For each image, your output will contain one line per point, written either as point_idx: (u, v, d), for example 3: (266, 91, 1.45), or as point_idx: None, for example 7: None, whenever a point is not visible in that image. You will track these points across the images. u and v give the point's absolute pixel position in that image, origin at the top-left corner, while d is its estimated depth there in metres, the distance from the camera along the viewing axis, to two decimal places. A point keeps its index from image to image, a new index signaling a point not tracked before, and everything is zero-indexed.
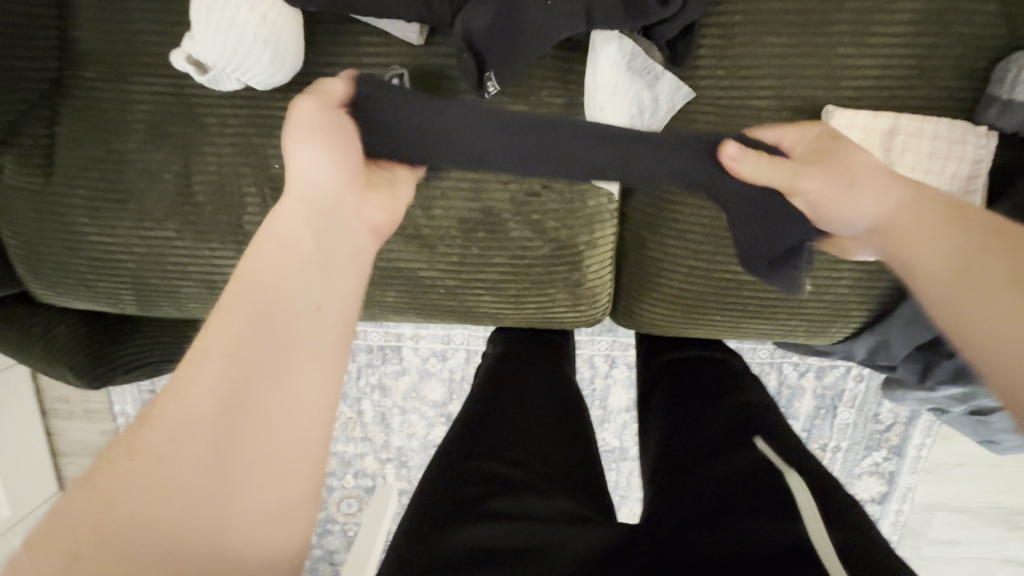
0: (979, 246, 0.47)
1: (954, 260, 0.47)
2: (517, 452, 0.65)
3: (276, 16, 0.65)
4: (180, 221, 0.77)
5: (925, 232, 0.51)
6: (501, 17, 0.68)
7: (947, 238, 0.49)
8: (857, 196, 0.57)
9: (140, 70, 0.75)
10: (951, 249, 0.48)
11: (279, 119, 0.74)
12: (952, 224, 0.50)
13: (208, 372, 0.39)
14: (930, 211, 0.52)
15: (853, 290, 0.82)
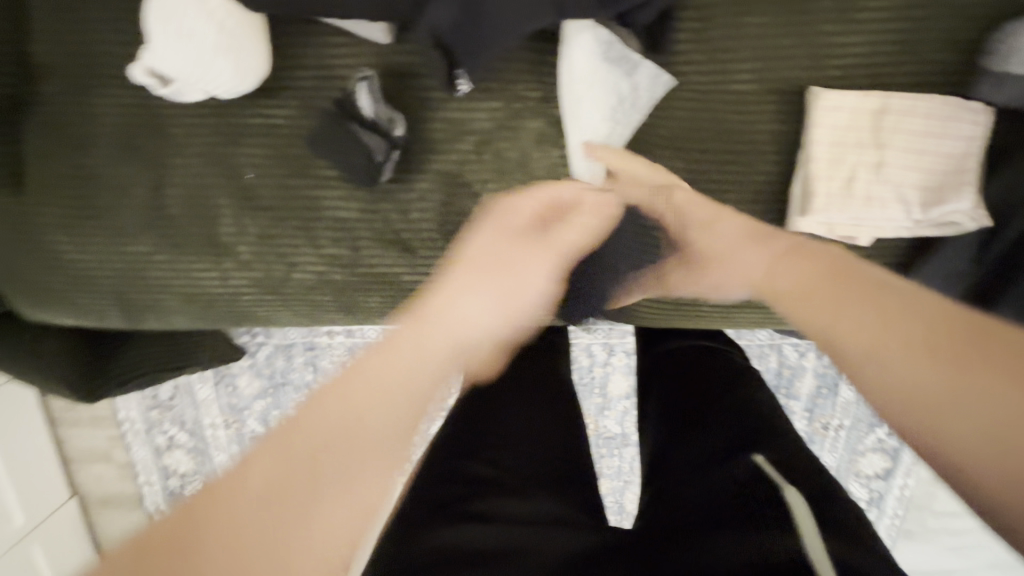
0: (942, 351, 0.37)
1: (904, 375, 0.37)
2: (504, 456, 0.65)
3: (235, 23, 0.64)
4: (157, 235, 0.76)
5: (863, 333, 0.40)
6: (467, 11, 0.65)
7: (911, 364, 0.37)
8: (822, 301, 0.43)
9: (104, 82, 0.73)
10: (928, 367, 0.36)
11: (248, 127, 0.72)
12: (908, 318, 0.39)
13: (337, 409, 0.39)
14: (821, 292, 0.43)
15: None
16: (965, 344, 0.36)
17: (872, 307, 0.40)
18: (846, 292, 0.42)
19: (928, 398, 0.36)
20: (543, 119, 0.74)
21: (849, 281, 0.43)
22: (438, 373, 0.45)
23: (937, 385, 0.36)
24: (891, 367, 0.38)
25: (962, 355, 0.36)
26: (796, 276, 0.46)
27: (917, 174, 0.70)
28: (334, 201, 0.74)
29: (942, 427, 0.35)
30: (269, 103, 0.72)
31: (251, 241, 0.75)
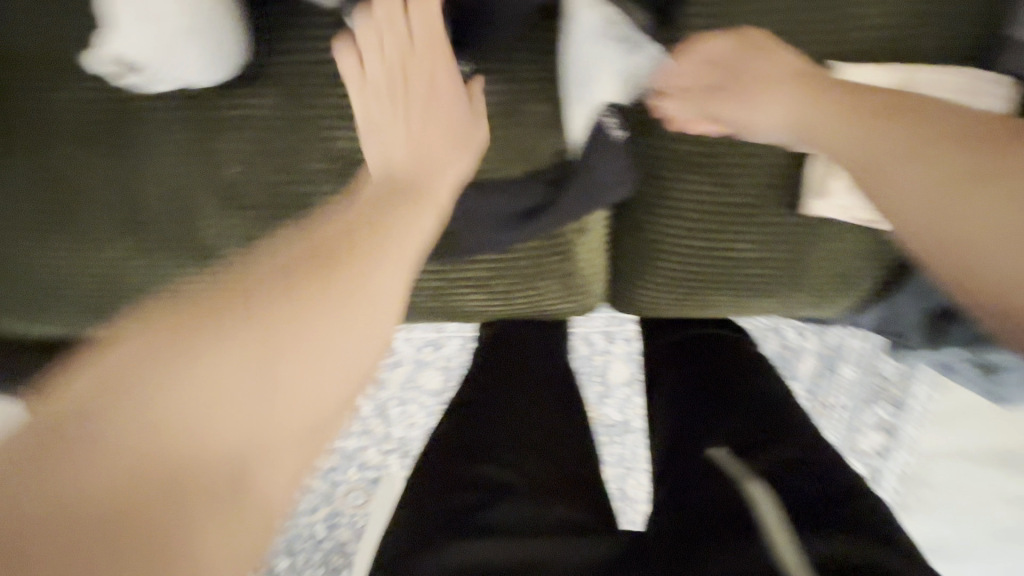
0: (972, 150, 0.51)
1: (942, 216, 0.50)
2: (511, 455, 0.60)
3: (201, 8, 0.58)
4: (132, 239, 0.70)
5: (903, 167, 0.53)
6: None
7: (932, 186, 0.51)
8: (900, 156, 0.53)
9: (64, 73, 0.66)
10: (946, 196, 0.50)
11: (227, 119, 0.67)
12: (943, 155, 0.51)
13: (228, 350, 0.41)
14: (900, 150, 0.53)
15: (858, 261, 0.77)
16: (995, 164, 0.49)
17: (924, 150, 0.52)
18: (912, 143, 0.53)
19: (970, 232, 0.48)
20: (546, 104, 0.69)
21: (890, 124, 0.55)
22: (310, 383, 0.42)
23: (971, 210, 0.48)
24: (937, 214, 0.50)
25: (977, 155, 0.50)
26: (887, 131, 0.55)
27: None
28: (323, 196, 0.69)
29: (970, 251, 0.48)
30: (247, 93, 0.66)
31: (235, 242, 0.70)
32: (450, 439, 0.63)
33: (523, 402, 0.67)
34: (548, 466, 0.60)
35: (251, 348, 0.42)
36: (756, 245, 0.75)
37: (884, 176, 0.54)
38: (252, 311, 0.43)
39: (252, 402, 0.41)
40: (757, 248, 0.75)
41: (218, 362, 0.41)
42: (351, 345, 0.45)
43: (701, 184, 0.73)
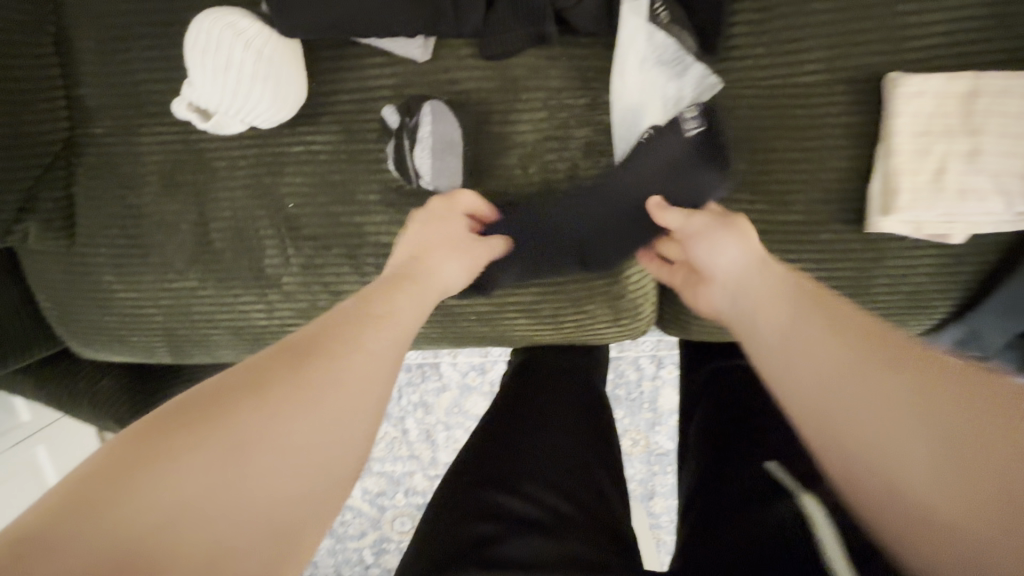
0: (887, 407, 0.34)
1: (803, 385, 0.40)
2: (528, 484, 0.56)
3: (271, 50, 0.61)
4: (202, 270, 0.75)
5: (808, 353, 0.41)
6: None
7: (848, 374, 0.37)
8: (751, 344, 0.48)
9: (148, 120, 0.73)
10: (839, 369, 0.38)
11: (289, 155, 0.71)
12: (870, 383, 0.36)
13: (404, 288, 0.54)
14: (785, 320, 0.44)
15: (935, 280, 0.71)
16: (838, 352, 0.39)
17: (815, 346, 0.41)
18: (850, 355, 0.38)
19: (852, 395, 0.36)
20: (591, 127, 0.69)
21: (796, 306, 0.45)
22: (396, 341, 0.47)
23: (859, 415, 0.35)
24: (778, 363, 0.43)
25: (885, 383, 0.35)
26: (775, 320, 0.45)
27: (1019, 161, 0.62)
28: (377, 226, 0.71)
29: (848, 434, 0.36)
30: (308, 130, 0.70)
31: (295, 270, 0.73)
32: (468, 461, 0.59)
33: (549, 424, 0.63)
34: (567, 494, 0.56)
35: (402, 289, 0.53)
36: (818, 265, 0.71)
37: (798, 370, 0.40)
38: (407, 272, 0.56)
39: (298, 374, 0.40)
40: (817, 266, 0.71)
41: (403, 292, 0.53)
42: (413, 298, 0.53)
43: (751, 202, 0.70)
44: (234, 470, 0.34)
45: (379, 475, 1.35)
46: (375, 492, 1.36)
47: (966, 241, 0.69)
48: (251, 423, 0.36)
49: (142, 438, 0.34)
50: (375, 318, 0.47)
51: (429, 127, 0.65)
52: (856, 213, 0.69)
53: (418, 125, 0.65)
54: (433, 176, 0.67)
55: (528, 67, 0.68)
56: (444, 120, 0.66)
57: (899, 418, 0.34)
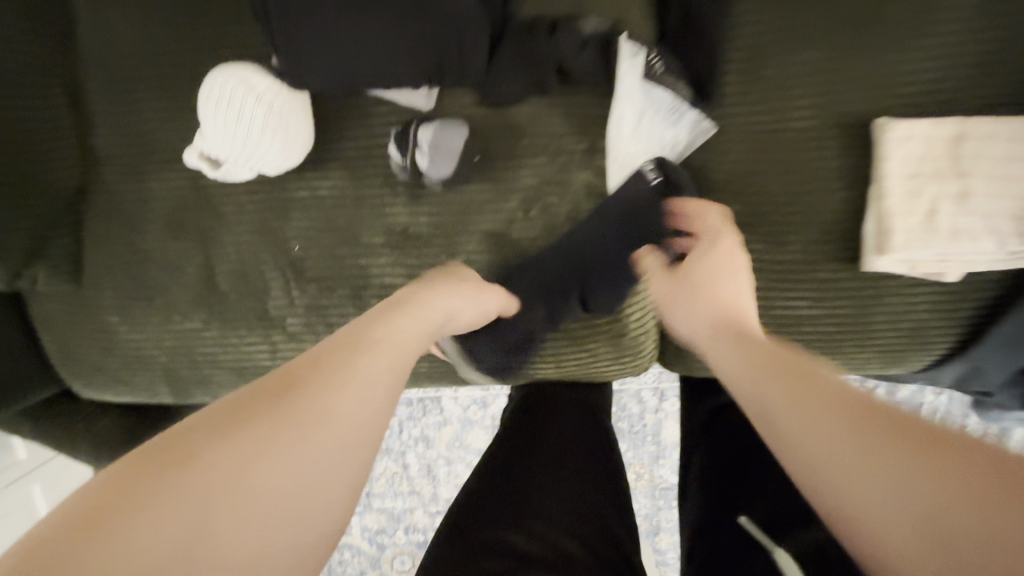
0: (873, 458, 0.33)
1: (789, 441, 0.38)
2: (539, 521, 0.53)
3: (282, 102, 0.64)
4: (207, 311, 0.76)
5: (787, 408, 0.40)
6: None
7: (830, 433, 0.36)
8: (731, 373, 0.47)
9: (159, 167, 0.75)
10: (822, 425, 0.37)
11: (295, 199, 0.73)
12: (855, 433, 0.35)
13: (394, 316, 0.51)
14: (758, 377, 0.44)
15: (934, 317, 0.72)
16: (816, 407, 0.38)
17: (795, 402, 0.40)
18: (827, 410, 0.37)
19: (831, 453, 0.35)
20: (591, 171, 0.71)
21: (771, 364, 0.45)
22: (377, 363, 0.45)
23: (841, 472, 0.34)
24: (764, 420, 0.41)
25: (862, 437, 0.34)
26: (751, 377, 0.45)
27: (1008, 203, 0.64)
28: (381, 268, 0.72)
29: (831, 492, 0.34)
30: (314, 176, 0.72)
31: (298, 311, 0.74)
32: (474, 497, 0.56)
33: (549, 450, 0.62)
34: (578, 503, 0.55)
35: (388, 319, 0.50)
36: (817, 303, 0.72)
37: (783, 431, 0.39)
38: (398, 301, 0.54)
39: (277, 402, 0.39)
40: (816, 304, 0.72)
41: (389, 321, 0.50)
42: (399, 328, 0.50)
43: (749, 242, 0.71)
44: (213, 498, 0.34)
45: (379, 513, 1.33)
46: (374, 530, 1.33)
47: (961, 279, 0.70)
48: (233, 449, 0.36)
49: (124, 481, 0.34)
50: (358, 348, 0.45)
51: (430, 131, 0.67)
52: (853, 252, 0.70)
53: (420, 130, 0.67)
54: (429, 175, 0.69)
55: (528, 114, 0.70)
56: (454, 131, 0.68)
57: (886, 470, 0.33)
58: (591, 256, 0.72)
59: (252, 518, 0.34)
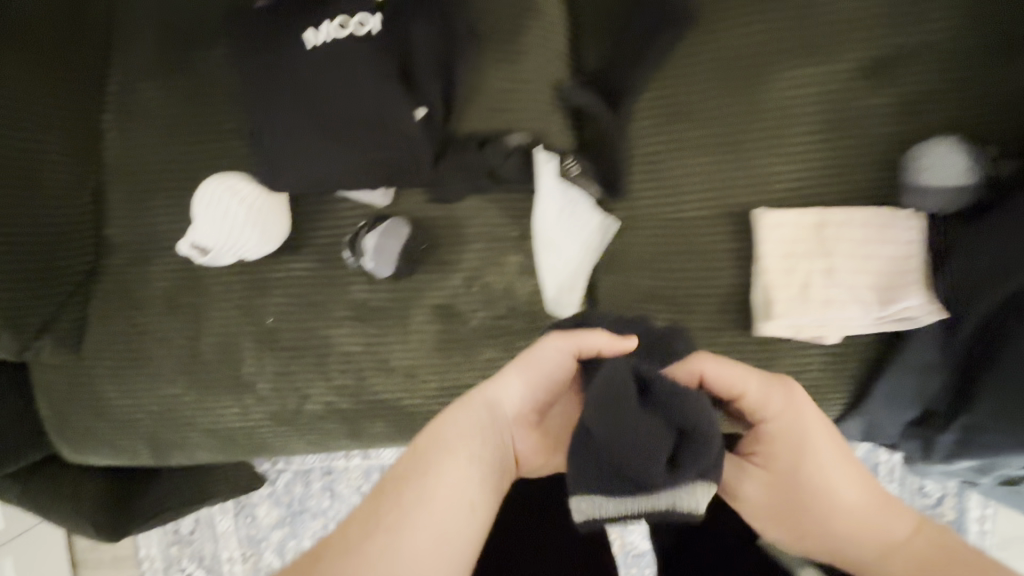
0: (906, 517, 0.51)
1: (858, 513, 0.52)
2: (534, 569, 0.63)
3: (261, 202, 0.77)
4: (189, 378, 0.86)
5: (850, 490, 0.52)
6: (439, 44, 0.76)
7: (879, 521, 0.51)
8: (821, 442, 0.53)
9: (158, 253, 0.88)
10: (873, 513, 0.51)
11: (271, 279, 0.84)
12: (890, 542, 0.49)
13: (484, 397, 0.54)
14: (843, 457, 0.53)
15: (828, 376, 0.82)
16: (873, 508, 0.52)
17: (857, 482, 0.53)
18: (866, 495, 0.53)
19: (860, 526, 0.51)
20: (523, 254, 0.83)
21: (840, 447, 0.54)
22: (479, 442, 0.52)
23: (890, 535, 0.50)
24: (836, 491, 0.52)
25: (899, 523, 0.51)
26: (828, 448, 0.53)
27: (868, 277, 0.77)
28: (342, 338, 0.83)
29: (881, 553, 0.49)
30: (287, 260, 0.84)
31: (270, 376, 0.84)
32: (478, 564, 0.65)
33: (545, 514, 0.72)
34: None
35: (482, 397, 0.54)
36: None
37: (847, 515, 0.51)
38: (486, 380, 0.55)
39: (412, 480, 0.49)
40: None
41: (483, 396, 0.54)
42: (483, 408, 0.53)
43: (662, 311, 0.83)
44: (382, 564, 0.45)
45: None
46: None
47: (844, 342, 0.81)
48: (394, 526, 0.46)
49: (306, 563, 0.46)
50: (463, 423, 0.52)
51: (373, 239, 0.78)
52: (749, 319, 0.82)
53: (365, 237, 0.79)
54: (375, 274, 0.80)
55: (469, 208, 0.83)
56: (393, 235, 0.79)
57: (881, 534, 0.50)
58: (526, 326, 0.83)
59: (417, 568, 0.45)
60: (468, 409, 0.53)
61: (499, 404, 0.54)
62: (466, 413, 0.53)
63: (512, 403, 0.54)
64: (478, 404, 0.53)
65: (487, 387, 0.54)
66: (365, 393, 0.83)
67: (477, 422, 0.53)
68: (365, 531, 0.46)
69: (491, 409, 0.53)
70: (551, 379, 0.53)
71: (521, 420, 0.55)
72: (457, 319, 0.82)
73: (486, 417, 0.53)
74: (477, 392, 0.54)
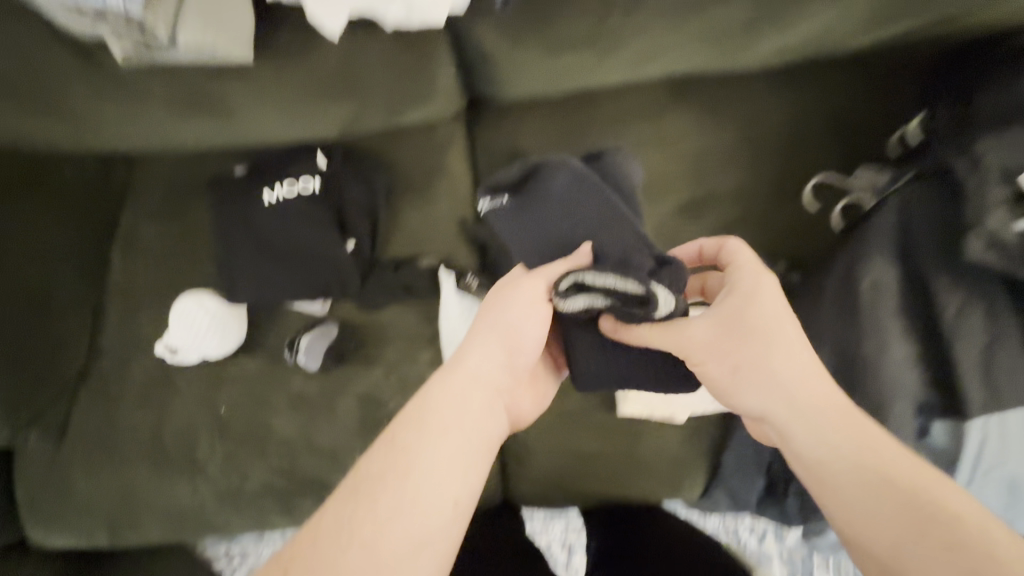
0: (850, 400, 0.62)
1: (807, 376, 0.63)
2: None
3: (220, 312, 0.99)
4: (149, 462, 1.01)
5: (805, 359, 0.64)
6: (366, 195, 1.04)
7: (825, 392, 0.62)
8: (771, 316, 0.65)
9: (138, 355, 1.07)
10: (818, 380, 0.63)
11: (227, 375, 1.03)
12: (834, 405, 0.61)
13: (469, 358, 0.67)
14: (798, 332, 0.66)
15: (687, 448, 0.98)
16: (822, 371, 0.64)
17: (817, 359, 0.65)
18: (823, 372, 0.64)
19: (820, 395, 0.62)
20: (433, 351, 1.02)
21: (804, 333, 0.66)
22: (471, 398, 0.65)
23: (833, 407, 0.61)
24: (786, 352, 0.64)
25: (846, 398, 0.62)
26: (791, 328, 0.65)
27: None
28: (281, 424, 1.00)
29: (819, 415, 0.61)
30: (241, 359, 1.03)
31: (219, 458, 1.00)
32: None
33: None
34: None
35: (467, 361, 0.67)
36: (600, 441, 0.99)
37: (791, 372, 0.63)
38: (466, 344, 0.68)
39: (415, 435, 0.62)
40: (599, 444, 0.98)
41: (466, 360, 0.67)
42: (472, 368, 0.67)
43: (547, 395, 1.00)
44: (404, 505, 0.57)
45: None
46: None
47: (695, 418, 0.98)
48: (404, 474, 0.59)
49: (335, 515, 0.57)
50: (453, 383, 0.66)
51: (305, 338, 0.98)
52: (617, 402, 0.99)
53: (299, 338, 0.99)
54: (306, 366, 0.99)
55: (390, 314, 1.03)
56: (322, 336, 0.99)
57: (834, 405, 0.61)
58: None
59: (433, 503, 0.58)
60: (459, 371, 0.66)
61: (480, 366, 0.67)
62: (455, 377, 0.66)
63: (495, 361, 0.68)
64: (463, 369, 0.66)
65: (471, 351, 0.68)
66: (299, 471, 1.00)
67: (462, 383, 0.66)
68: (378, 487, 0.58)
69: (479, 367, 0.67)
70: (522, 338, 0.68)
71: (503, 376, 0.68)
72: (377, 406, 1.00)
73: (474, 377, 0.66)
74: (463, 357, 0.68)
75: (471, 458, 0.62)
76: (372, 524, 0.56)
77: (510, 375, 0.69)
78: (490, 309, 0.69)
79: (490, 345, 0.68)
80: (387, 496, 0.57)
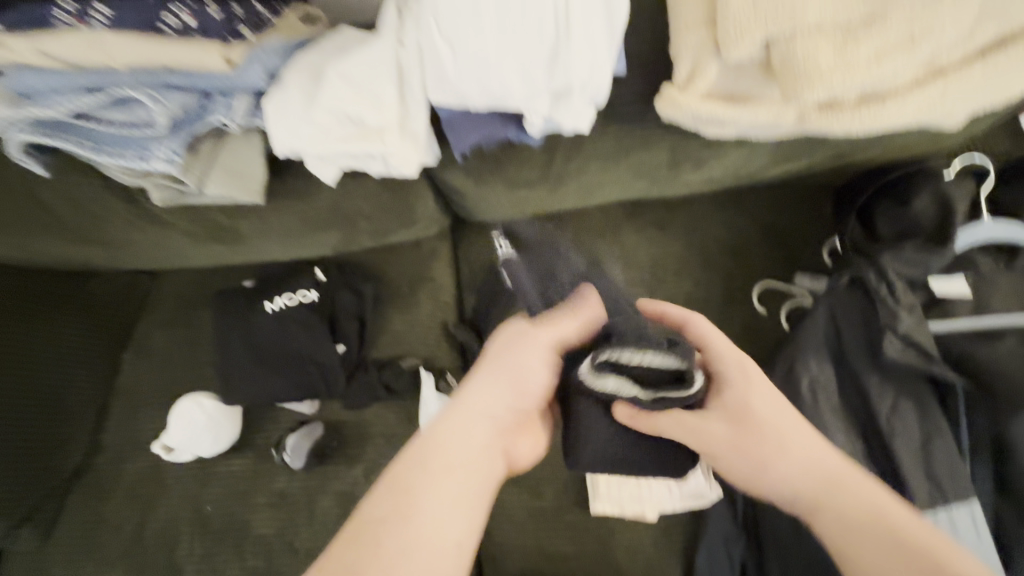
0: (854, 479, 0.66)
1: (804, 462, 0.68)
2: None
3: (217, 412, 1.06)
4: (130, 562, 1.03)
5: (803, 442, 0.69)
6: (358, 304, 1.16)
7: (822, 473, 0.67)
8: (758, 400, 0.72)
9: (134, 453, 1.13)
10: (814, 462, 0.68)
11: (215, 473, 1.08)
12: (833, 484, 0.66)
13: (476, 391, 0.71)
14: (778, 409, 0.71)
15: (658, 550, 0.99)
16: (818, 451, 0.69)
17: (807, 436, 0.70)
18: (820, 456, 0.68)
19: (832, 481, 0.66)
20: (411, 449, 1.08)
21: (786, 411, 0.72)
22: (477, 428, 0.68)
23: (839, 485, 0.66)
24: (786, 442, 0.69)
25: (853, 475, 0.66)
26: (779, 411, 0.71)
27: None
28: (261, 523, 1.04)
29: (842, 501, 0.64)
30: (230, 457, 1.09)
31: (197, 559, 1.03)
32: None
33: None
34: None
35: (473, 394, 0.70)
36: (571, 542, 1.00)
37: (795, 457, 0.68)
38: (472, 377, 0.72)
39: (424, 464, 0.64)
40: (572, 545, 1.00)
41: (472, 393, 0.70)
42: (478, 401, 0.70)
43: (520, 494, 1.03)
44: (413, 533, 0.58)
45: None
46: None
47: (664, 518, 1.00)
48: (413, 504, 0.60)
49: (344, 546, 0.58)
50: (460, 414, 0.69)
51: (292, 438, 1.04)
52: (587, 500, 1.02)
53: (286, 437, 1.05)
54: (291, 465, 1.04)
55: (372, 413, 1.10)
56: (307, 436, 1.04)
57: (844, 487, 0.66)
58: None
59: (442, 533, 0.59)
60: (467, 403, 0.69)
61: (486, 401, 0.70)
62: (462, 409, 0.69)
63: (500, 395, 0.71)
64: (469, 401, 0.70)
65: (477, 385, 0.71)
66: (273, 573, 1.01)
67: (469, 415, 0.69)
68: (387, 516, 0.59)
69: (486, 399, 0.70)
70: (526, 375, 0.73)
71: (507, 410, 0.71)
72: (355, 505, 1.04)
73: (482, 410, 0.69)
74: (469, 389, 0.71)
75: (477, 486, 0.65)
76: (382, 551, 0.57)
77: (514, 416, 0.72)
78: (503, 347, 0.74)
79: (497, 382, 0.71)
80: (396, 524, 0.59)
